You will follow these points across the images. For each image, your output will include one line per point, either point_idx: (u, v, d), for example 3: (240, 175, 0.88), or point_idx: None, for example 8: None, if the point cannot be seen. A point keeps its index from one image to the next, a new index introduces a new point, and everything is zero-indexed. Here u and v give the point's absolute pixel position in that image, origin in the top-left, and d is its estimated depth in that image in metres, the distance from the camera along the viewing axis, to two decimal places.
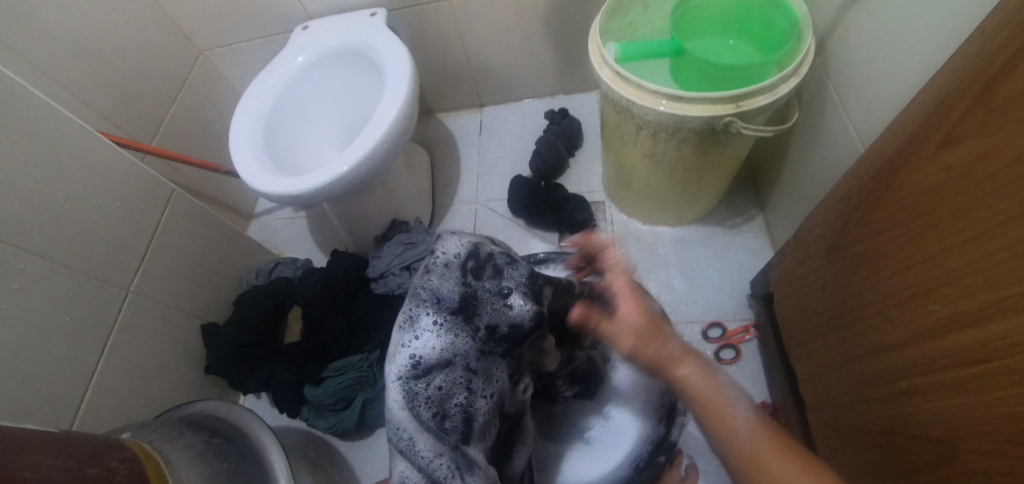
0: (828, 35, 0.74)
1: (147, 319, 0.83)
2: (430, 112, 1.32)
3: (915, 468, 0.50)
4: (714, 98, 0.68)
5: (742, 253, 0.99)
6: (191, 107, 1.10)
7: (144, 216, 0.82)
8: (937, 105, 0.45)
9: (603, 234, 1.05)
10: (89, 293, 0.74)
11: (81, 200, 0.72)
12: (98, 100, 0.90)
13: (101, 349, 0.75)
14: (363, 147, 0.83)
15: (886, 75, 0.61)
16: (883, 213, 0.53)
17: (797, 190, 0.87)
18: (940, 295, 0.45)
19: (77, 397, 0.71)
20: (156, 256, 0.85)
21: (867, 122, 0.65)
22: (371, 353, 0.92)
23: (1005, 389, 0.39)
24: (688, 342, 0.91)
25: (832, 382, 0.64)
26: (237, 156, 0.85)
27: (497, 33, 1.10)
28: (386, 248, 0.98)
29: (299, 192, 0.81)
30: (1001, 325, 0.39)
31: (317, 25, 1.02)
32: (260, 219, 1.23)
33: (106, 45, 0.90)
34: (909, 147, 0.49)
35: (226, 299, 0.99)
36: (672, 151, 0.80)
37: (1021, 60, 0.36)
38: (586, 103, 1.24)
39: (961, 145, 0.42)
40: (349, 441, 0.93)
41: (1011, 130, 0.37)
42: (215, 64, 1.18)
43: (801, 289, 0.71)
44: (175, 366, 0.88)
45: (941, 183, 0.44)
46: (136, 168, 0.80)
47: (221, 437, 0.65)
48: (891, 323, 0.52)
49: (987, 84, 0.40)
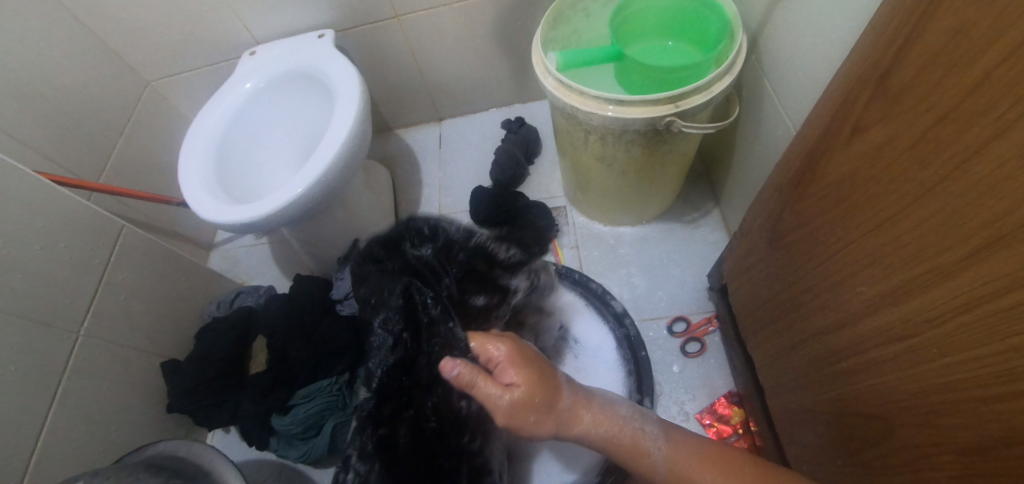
0: (759, 32, 0.77)
1: (101, 361, 0.80)
2: (389, 129, 1.32)
3: (861, 445, 0.52)
4: (654, 99, 0.70)
5: (701, 247, 1.01)
6: (139, 140, 1.07)
7: (93, 255, 0.80)
8: (842, 96, 0.48)
9: (566, 238, 1.06)
10: (37, 339, 0.71)
11: (21, 243, 0.70)
12: (37, 139, 0.87)
13: (52, 397, 0.72)
14: (315, 170, 0.82)
15: (810, 68, 0.64)
16: (810, 202, 0.55)
17: (746, 181, 0.89)
18: (864, 277, 0.47)
19: (27, 450, 0.68)
20: (107, 296, 0.82)
21: (799, 113, 0.68)
22: (340, 377, 0.91)
23: (929, 360, 0.41)
24: (655, 338, 0.93)
25: (782, 368, 0.66)
26: (186, 187, 0.84)
27: (448, 46, 1.11)
28: (349, 269, 0.98)
29: (253, 219, 0.80)
30: (918, 301, 0.41)
31: (265, 50, 1.02)
32: (221, 249, 1.21)
33: (44, 83, 0.88)
34: (826, 136, 0.51)
35: (187, 334, 0.97)
36: (622, 153, 0.81)
37: (910, 49, 0.39)
38: (542, 110, 1.26)
39: (868, 132, 0.44)
40: (322, 468, 0.91)
41: (909, 116, 0.39)
42: (164, 94, 1.15)
43: (749, 279, 0.73)
44: (135, 407, 0.85)
45: (854, 170, 0.47)
46: (80, 206, 0.78)
47: (182, 478, 0.64)
48: (827, 307, 0.54)
49: (884, 74, 0.42)
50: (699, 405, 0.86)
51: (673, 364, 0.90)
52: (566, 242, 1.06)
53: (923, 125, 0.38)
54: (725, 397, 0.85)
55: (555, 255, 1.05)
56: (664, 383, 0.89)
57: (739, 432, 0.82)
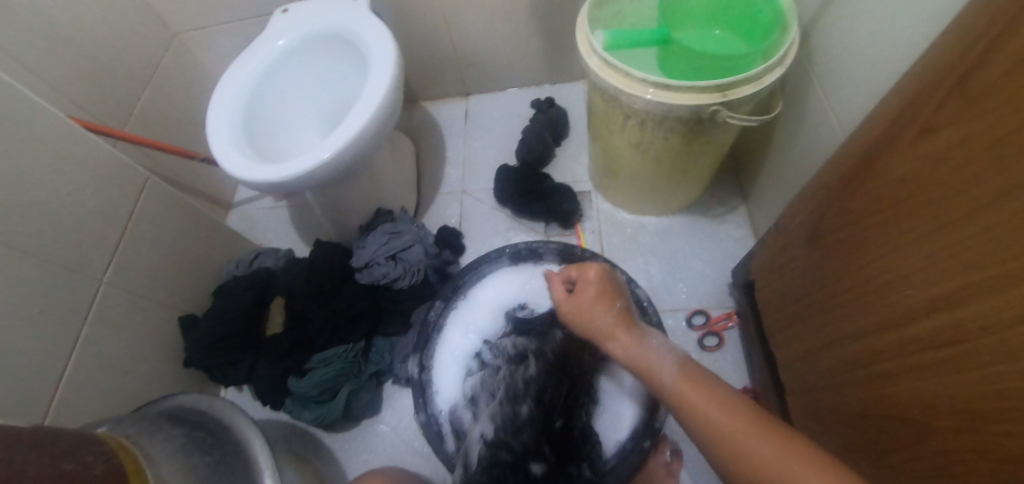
0: (811, 26, 0.75)
1: (122, 311, 0.80)
2: (415, 101, 1.30)
3: (891, 448, 0.52)
4: (701, 87, 0.68)
5: (725, 242, 1.00)
6: (165, 93, 1.05)
7: (118, 204, 0.79)
8: (913, 96, 0.47)
9: (588, 223, 1.06)
10: (59, 284, 0.71)
11: (48, 187, 0.69)
12: (64, 81, 0.85)
13: (74, 343, 0.72)
14: (345, 135, 0.81)
15: (866, 68, 0.62)
16: (862, 201, 0.54)
17: (779, 179, 0.88)
18: (914, 280, 0.47)
19: (49, 393, 0.68)
20: (129, 246, 0.82)
21: (848, 114, 0.67)
22: (356, 344, 0.91)
23: (979, 367, 0.40)
24: (673, 330, 0.93)
25: (810, 366, 0.66)
26: (215, 142, 0.82)
27: (484, 18, 1.08)
28: (370, 238, 0.97)
29: (282, 179, 0.79)
30: (977, 307, 0.40)
31: (298, 8, 0.99)
32: (239, 209, 1.20)
33: (72, 24, 0.86)
34: (887, 136, 0.50)
35: (205, 292, 0.97)
36: (660, 140, 0.80)
37: (998, 49, 0.37)
38: (572, 93, 1.24)
39: (938, 133, 0.43)
40: (334, 433, 0.92)
41: (988, 118, 0.38)
42: (190, 47, 1.13)
43: (781, 276, 0.73)
44: (152, 359, 0.86)
45: (917, 172, 0.46)
46: (109, 154, 0.77)
47: (202, 431, 0.64)
48: (868, 308, 0.54)
49: (966, 71, 0.40)
50: None
51: (690, 355, 0.91)
52: (589, 227, 1.05)
53: (1003, 128, 0.37)
54: (740, 392, 0.85)
55: (577, 240, 1.04)
56: None
57: None
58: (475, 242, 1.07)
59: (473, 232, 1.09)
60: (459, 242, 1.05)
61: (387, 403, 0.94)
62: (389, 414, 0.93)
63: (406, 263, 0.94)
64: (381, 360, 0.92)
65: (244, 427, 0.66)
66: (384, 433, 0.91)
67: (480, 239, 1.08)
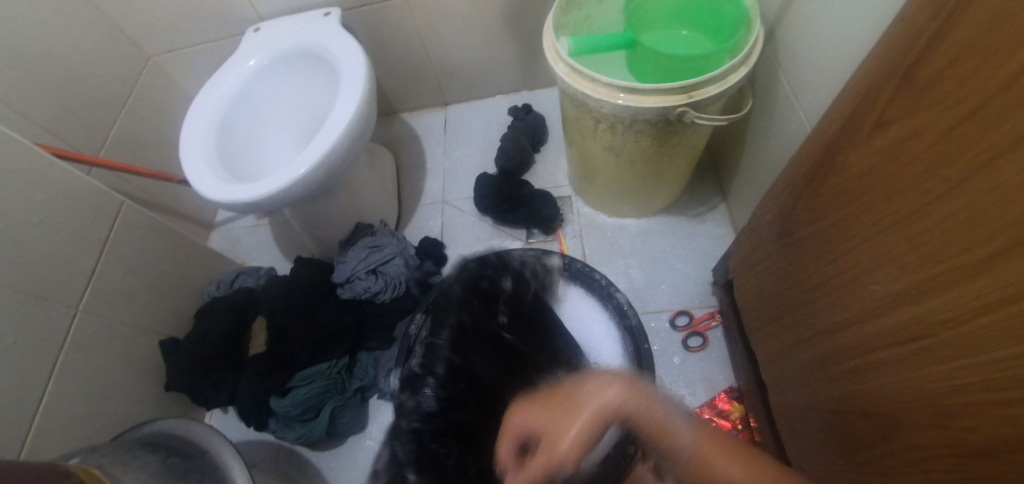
0: (775, 24, 0.75)
1: (100, 338, 0.80)
2: (393, 113, 1.30)
3: (866, 444, 0.51)
4: (667, 89, 0.69)
5: (705, 241, 1.00)
6: (139, 116, 1.06)
7: (91, 231, 0.79)
8: (866, 91, 0.47)
9: (569, 228, 1.05)
10: (34, 314, 0.70)
11: (18, 216, 0.68)
12: (34, 109, 0.85)
13: (49, 372, 0.72)
14: (317, 151, 0.81)
15: (827, 64, 0.63)
16: (826, 197, 0.54)
17: (755, 176, 0.88)
18: (877, 275, 0.47)
19: (24, 425, 0.68)
20: (106, 272, 0.81)
21: (813, 110, 0.67)
22: (339, 360, 0.90)
23: (941, 362, 0.40)
24: (656, 331, 0.93)
25: (787, 363, 0.66)
26: (187, 165, 0.82)
27: (457, 28, 1.08)
28: (350, 253, 0.97)
29: (255, 199, 0.78)
30: (936, 301, 0.40)
31: (269, 27, 0.99)
32: (221, 229, 1.20)
33: (41, 52, 0.86)
34: (845, 132, 0.50)
35: (186, 314, 0.96)
36: (631, 142, 0.80)
37: (940, 43, 0.37)
38: (549, 98, 1.24)
39: (890, 128, 0.43)
40: (320, 451, 0.91)
41: (934, 111, 0.38)
42: (165, 70, 1.13)
43: (757, 274, 0.72)
44: (132, 385, 0.85)
45: (873, 166, 0.46)
46: (80, 180, 0.77)
47: (179, 457, 0.63)
48: (837, 304, 0.54)
49: (912, 65, 0.40)
50: (698, 400, 0.86)
51: (674, 356, 0.90)
52: (570, 232, 1.05)
53: (949, 120, 0.37)
54: (725, 392, 0.85)
55: (558, 245, 1.04)
56: (663, 376, 0.89)
57: (738, 427, 0.83)
58: (457, 252, 1.07)
59: (454, 241, 1.08)
60: (440, 253, 1.05)
61: (372, 418, 0.93)
62: (374, 429, 0.92)
63: (386, 276, 0.94)
64: (365, 376, 0.92)
65: (222, 452, 0.66)
66: (370, 448, 0.91)
67: (462, 249, 1.07)
